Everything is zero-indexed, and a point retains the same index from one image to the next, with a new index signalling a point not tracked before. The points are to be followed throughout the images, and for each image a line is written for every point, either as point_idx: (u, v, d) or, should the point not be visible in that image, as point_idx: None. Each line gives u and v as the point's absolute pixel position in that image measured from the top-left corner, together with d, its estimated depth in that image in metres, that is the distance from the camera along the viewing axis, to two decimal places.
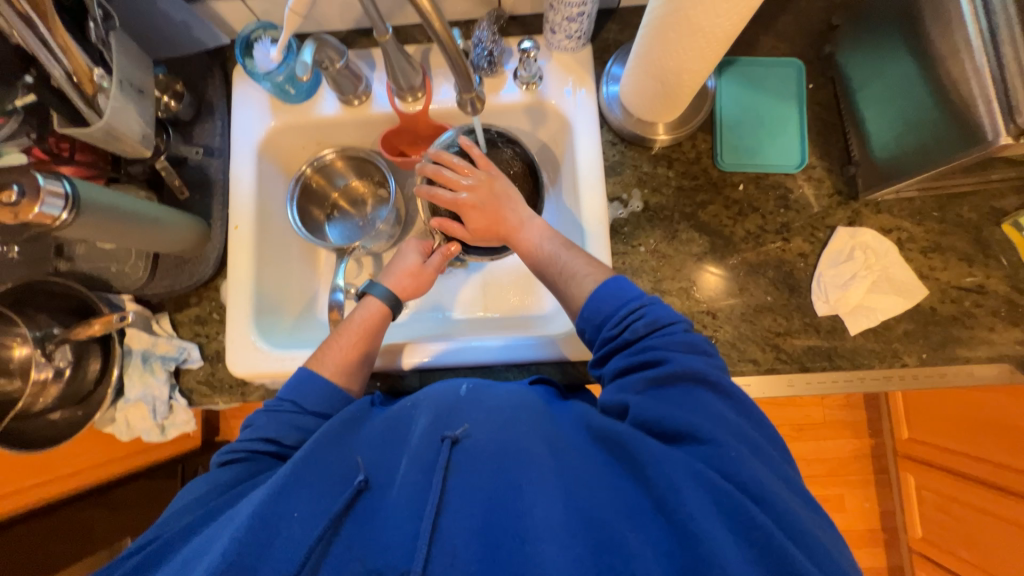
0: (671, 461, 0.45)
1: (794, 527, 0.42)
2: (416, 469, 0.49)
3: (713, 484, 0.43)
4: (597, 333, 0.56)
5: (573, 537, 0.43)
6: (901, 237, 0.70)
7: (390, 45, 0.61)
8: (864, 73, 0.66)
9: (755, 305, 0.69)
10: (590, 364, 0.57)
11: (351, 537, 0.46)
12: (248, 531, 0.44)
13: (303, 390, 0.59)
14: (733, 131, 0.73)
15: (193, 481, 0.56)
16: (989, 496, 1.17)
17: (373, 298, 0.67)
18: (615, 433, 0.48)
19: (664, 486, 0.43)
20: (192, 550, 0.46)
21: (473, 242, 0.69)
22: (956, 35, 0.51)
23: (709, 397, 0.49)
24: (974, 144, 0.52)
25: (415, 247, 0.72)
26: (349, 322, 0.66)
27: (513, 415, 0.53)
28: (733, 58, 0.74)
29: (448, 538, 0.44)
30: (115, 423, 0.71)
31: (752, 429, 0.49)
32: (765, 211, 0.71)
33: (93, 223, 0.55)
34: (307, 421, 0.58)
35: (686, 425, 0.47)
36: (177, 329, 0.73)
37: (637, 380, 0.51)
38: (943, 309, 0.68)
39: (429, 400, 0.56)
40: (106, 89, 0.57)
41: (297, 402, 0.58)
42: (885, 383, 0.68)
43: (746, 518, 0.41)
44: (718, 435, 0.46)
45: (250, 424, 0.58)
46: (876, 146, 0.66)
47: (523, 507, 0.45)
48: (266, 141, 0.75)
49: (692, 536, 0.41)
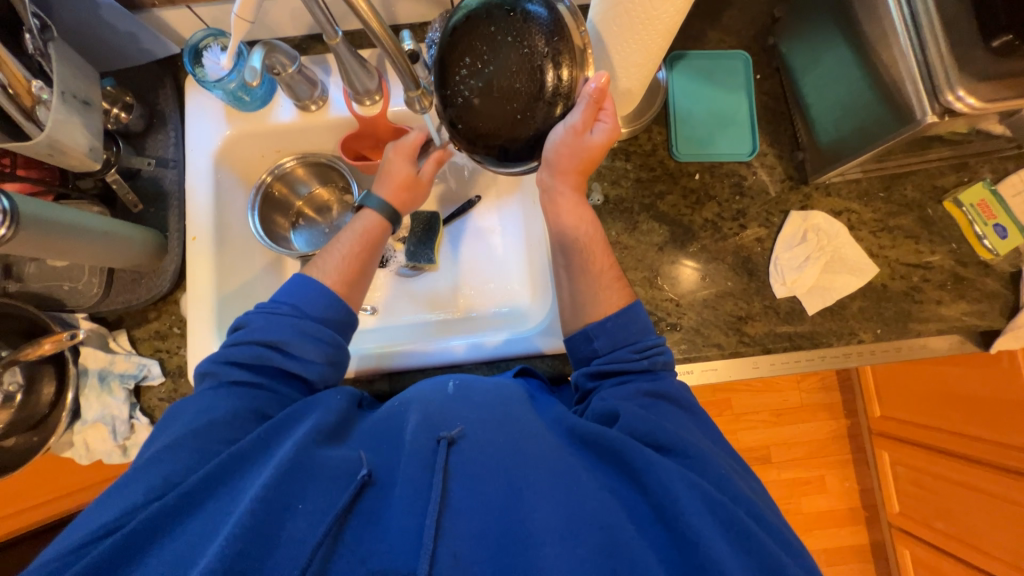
0: (669, 470, 0.45)
1: (778, 535, 0.45)
2: (416, 471, 0.47)
3: (706, 494, 0.44)
4: (613, 349, 0.56)
5: (576, 540, 0.42)
6: (850, 218, 0.72)
7: (341, 48, 0.60)
8: (807, 62, 0.69)
9: (718, 291, 0.71)
10: (585, 374, 0.57)
11: (355, 538, 0.44)
12: (253, 515, 0.42)
13: (305, 294, 0.59)
14: (686, 123, 0.75)
15: (188, 396, 0.54)
16: (958, 467, 1.21)
17: (370, 209, 0.67)
18: (607, 438, 0.48)
19: (661, 494, 0.44)
20: (196, 530, 0.43)
21: (490, 139, 0.47)
22: (883, 21, 0.54)
23: (681, 415, 0.52)
24: (905, 123, 0.54)
25: (403, 155, 0.69)
26: (346, 231, 0.67)
27: (505, 414, 0.52)
28: (683, 52, 0.76)
29: (453, 539, 0.43)
30: (73, 446, 0.68)
31: (716, 445, 0.52)
32: (721, 199, 0.73)
33: (35, 239, 0.54)
34: (309, 326, 0.57)
35: (674, 440, 0.48)
36: (135, 345, 0.71)
37: (635, 390, 0.52)
38: (894, 286, 0.70)
39: (419, 398, 0.55)
40: (47, 102, 0.56)
41: (295, 305, 0.58)
42: (845, 360, 0.70)
43: (743, 527, 0.43)
44: (698, 449, 0.48)
45: (247, 325, 0.57)
46: (821, 131, 0.69)
47: (523, 513, 0.44)
48: (223, 151, 0.74)
49: (692, 543, 0.42)
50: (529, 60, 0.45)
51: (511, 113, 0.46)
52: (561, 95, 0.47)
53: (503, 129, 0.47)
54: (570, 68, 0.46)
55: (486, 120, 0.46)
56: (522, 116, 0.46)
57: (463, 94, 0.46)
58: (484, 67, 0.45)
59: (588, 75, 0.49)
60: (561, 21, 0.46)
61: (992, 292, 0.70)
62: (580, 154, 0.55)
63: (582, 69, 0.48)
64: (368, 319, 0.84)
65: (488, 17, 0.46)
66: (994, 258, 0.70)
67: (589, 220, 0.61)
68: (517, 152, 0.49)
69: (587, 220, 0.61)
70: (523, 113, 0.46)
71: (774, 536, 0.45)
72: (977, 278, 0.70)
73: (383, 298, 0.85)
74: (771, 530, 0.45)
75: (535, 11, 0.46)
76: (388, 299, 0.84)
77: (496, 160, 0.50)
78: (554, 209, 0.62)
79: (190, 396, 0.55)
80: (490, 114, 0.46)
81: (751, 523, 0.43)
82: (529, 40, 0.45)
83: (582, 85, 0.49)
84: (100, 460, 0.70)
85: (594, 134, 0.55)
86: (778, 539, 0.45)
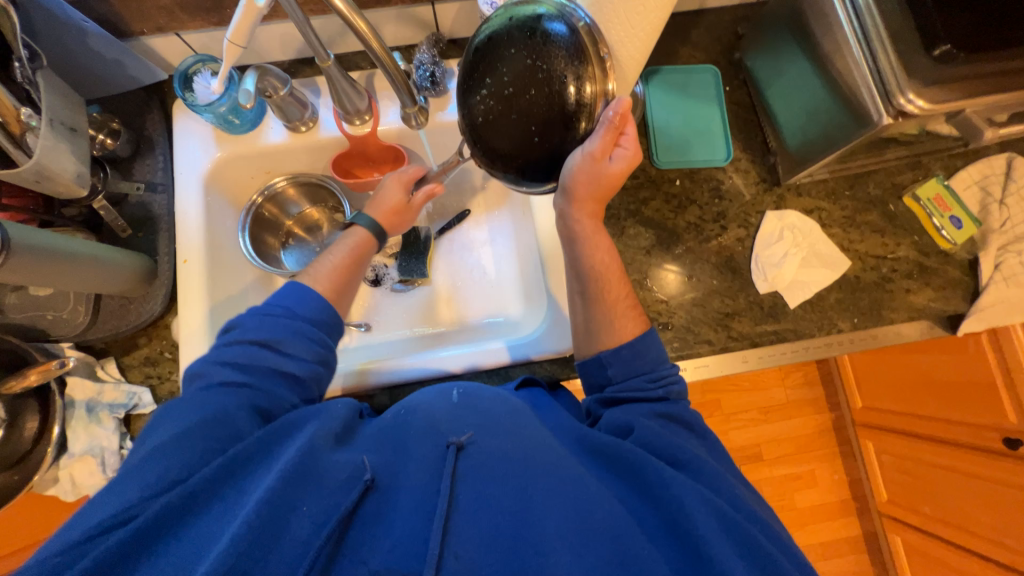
0: (682, 482, 0.46)
1: (793, 556, 0.46)
2: (423, 477, 0.48)
3: (720, 511, 0.45)
4: (626, 377, 0.57)
5: (585, 547, 0.43)
6: (821, 216, 0.77)
7: (333, 71, 0.62)
8: (772, 74, 0.74)
9: (704, 290, 0.74)
10: (597, 402, 0.59)
11: (358, 541, 0.44)
12: (261, 521, 0.41)
13: (298, 299, 0.59)
14: (664, 133, 0.79)
15: (181, 395, 0.52)
16: (938, 451, 1.27)
17: (359, 226, 0.68)
18: (617, 447, 0.50)
19: (672, 504, 0.45)
20: (199, 536, 0.42)
21: (507, 160, 0.47)
22: (837, 36, 0.59)
23: (687, 438, 0.54)
24: (863, 126, 0.60)
25: (399, 182, 0.71)
26: (337, 245, 0.67)
27: (520, 421, 0.53)
28: (656, 68, 0.81)
29: (460, 543, 0.43)
30: (58, 482, 0.65)
31: (725, 466, 0.53)
32: (701, 203, 0.77)
33: (24, 266, 0.53)
34: (302, 327, 0.57)
35: (684, 455, 0.50)
36: (124, 373, 0.69)
37: (649, 412, 0.54)
38: (866, 277, 0.75)
39: (422, 407, 0.55)
40: (35, 128, 0.56)
41: (293, 310, 0.58)
42: (828, 349, 0.73)
43: (754, 542, 0.44)
44: (710, 467, 0.49)
45: (241, 325, 0.56)
46: (789, 137, 0.73)
47: (534, 518, 0.45)
48: (213, 173, 0.74)
49: (704, 554, 0.42)
50: (549, 83, 0.44)
51: (528, 134, 0.45)
52: (581, 113, 0.45)
53: (520, 148, 0.46)
54: (592, 85, 0.45)
55: (504, 141, 0.46)
56: (541, 138, 0.46)
57: (481, 114, 0.46)
58: (507, 88, 0.45)
59: (609, 98, 0.47)
60: (587, 42, 0.45)
61: (954, 280, 0.75)
62: (596, 181, 0.53)
63: (604, 90, 0.46)
64: (361, 336, 0.84)
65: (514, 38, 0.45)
66: (953, 247, 0.75)
67: (607, 250, 0.61)
68: (535, 172, 0.49)
69: (605, 250, 0.61)
70: (540, 135, 0.46)
71: (785, 553, 0.46)
72: (940, 267, 0.75)
73: (377, 313, 0.85)
74: (783, 546, 0.46)
75: (557, 33, 0.45)
76: (382, 314, 0.85)
77: (516, 179, 0.50)
78: (572, 236, 0.62)
79: (182, 396, 0.53)
80: (507, 136, 0.46)
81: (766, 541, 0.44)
82: (551, 62, 0.44)
83: (603, 108, 0.47)
84: (87, 495, 0.67)
85: (612, 162, 0.53)
86: (793, 560, 0.46)
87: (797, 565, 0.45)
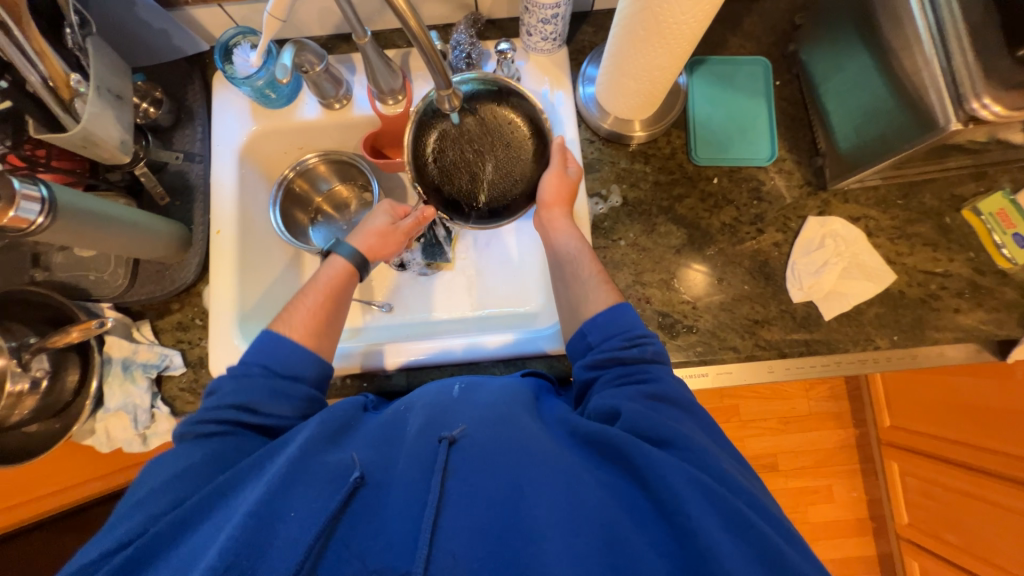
0: (670, 463, 0.44)
1: (789, 537, 0.45)
2: (413, 473, 0.48)
3: (708, 487, 0.44)
4: (606, 340, 0.57)
5: (575, 536, 0.42)
6: (868, 225, 0.73)
7: (369, 48, 0.62)
8: (828, 70, 0.69)
9: (734, 295, 0.71)
10: (581, 367, 0.57)
11: (348, 537, 0.45)
12: (247, 529, 0.42)
13: (276, 355, 0.57)
14: (705, 128, 0.75)
15: (164, 452, 0.53)
16: (966, 478, 1.20)
17: (340, 256, 0.67)
18: (605, 434, 0.48)
19: (662, 488, 0.44)
20: (198, 543, 0.44)
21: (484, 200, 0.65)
22: (907, 30, 0.54)
23: (682, 413, 0.51)
24: (929, 131, 0.55)
25: (384, 211, 0.71)
26: (312, 282, 0.65)
27: (512, 411, 0.52)
28: (702, 58, 0.77)
29: (449, 538, 0.43)
30: (95, 434, 0.69)
31: (716, 442, 0.51)
32: (739, 203, 0.74)
33: (69, 228, 0.55)
34: (281, 386, 0.56)
35: (673, 433, 0.48)
36: (158, 336, 0.72)
37: (637, 391, 0.52)
38: (911, 293, 0.71)
39: (422, 401, 0.55)
40: (83, 94, 0.57)
41: (267, 366, 0.56)
42: (861, 366, 0.70)
43: (742, 517, 0.42)
44: (699, 444, 0.47)
45: (217, 391, 0.56)
46: (840, 138, 0.69)
47: (524, 509, 0.44)
48: (248, 146, 0.76)
49: (692, 534, 0.41)
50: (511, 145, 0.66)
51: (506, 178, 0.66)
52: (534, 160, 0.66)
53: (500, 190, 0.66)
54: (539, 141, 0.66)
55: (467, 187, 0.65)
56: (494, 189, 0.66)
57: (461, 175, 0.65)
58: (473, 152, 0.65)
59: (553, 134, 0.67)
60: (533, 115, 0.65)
61: (1010, 302, 0.70)
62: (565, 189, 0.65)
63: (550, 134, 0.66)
64: (382, 316, 0.85)
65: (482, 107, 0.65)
66: (1013, 267, 0.70)
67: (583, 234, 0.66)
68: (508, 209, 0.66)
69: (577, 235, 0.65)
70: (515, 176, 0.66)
71: (782, 533, 0.45)
72: (995, 287, 0.70)
73: (399, 293, 0.86)
74: (775, 524, 0.45)
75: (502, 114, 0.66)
76: (402, 295, 0.86)
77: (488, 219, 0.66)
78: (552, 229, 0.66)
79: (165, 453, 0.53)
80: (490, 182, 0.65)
81: (759, 520, 0.42)
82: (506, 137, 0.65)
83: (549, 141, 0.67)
84: (120, 448, 0.71)
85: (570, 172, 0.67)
86: (780, 531, 0.45)
87: (796, 549, 0.44)
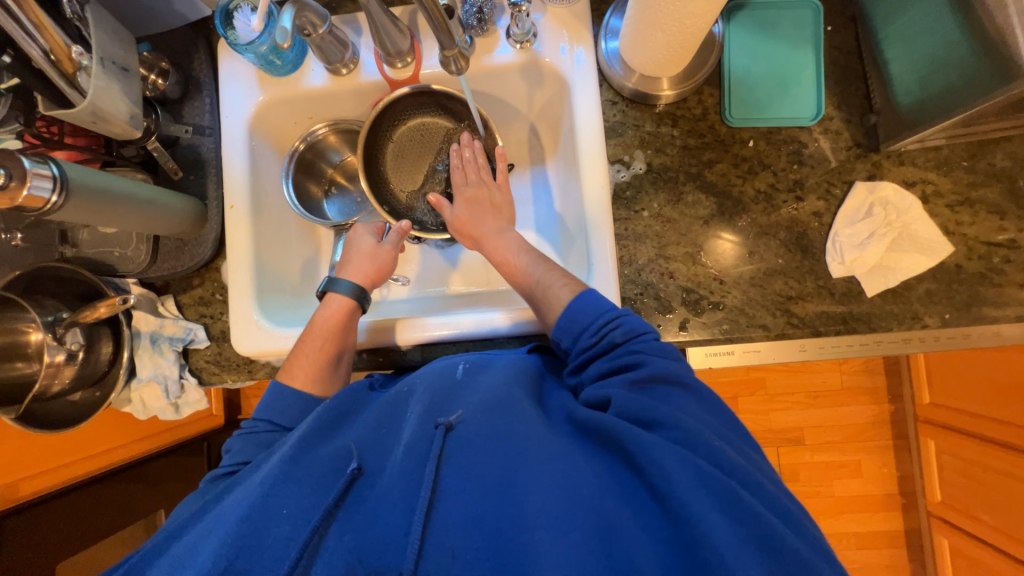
0: (661, 448, 0.42)
1: (796, 529, 0.42)
2: (408, 462, 0.47)
3: (701, 469, 0.41)
4: (573, 342, 0.56)
5: (568, 524, 0.41)
6: (925, 190, 0.65)
7: (373, 6, 0.58)
8: (890, 12, 0.61)
9: (767, 269, 0.66)
10: (568, 371, 0.58)
11: (343, 529, 0.45)
12: (242, 532, 0.43)
13: (279, 408, 0.60)
14: (742, 84, 0.68)
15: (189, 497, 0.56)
16: (1008, 458, 1.15)
17: (338, 293, 0.66)
18: (598, 421, 0.46)
19: (656, 474, 0.42)
20: (189, 546, 0.45)
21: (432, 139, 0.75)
22: None
23: (679, 394, 0.49)
24: (1010, 80, 0.47)
25: (364, 232, 0.71)
26: (309, 325, 0.65)
27: (506, 394, 0.51)
28: (742, 3, 0.69)
29: (442, 530, 0.43)
30: (131, 403, 0.73)
31: (718, 422, 0.49)
32: (777, 168, 0.67)
33: (85, 206, 0.55)
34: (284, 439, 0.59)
35: (665, 416, 0.46)
36: (182, 310, 0.74)
37: (621, 381, 0.50)
38: (970, 267, 0.64)
39: (423, 383, 0.55)
40: (87, 68, 0.56)
41: (273, 421, 0.60)
42: (905, 346, 0.64)
43: (736, 500, 0.40)
44: (691, 424, 0.45)
45: (230, 450, 0.59)
46: (901, 92, 0.61)
47: (518, 495, 0.43)
48: (256, 117, 0.73)
49: (686, 521, 0.39)
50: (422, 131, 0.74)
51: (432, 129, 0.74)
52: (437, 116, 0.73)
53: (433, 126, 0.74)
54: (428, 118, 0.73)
55: (402, 180, 0.76)
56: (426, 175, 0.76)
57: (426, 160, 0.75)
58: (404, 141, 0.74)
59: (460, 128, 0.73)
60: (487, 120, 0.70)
61: None
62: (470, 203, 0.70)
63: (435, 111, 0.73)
64: (401, 290, 0.83)
65: (403, 99, 0.69)
66: None
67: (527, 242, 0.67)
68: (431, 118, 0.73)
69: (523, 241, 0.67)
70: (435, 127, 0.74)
71: (794, 530, 0.42)
72: None
73: (414, 267, 0.84)
74: (771, 503, 0.42)
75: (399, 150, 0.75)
76: (416, 269, 0.84)
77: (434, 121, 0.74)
78: None
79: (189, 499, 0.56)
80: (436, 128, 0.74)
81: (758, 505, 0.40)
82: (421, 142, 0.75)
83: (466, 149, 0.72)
84: (155, 415, 0.75)
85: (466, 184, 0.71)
86: (779, 513, 0.42)
87: (809, 546, 0.41)
